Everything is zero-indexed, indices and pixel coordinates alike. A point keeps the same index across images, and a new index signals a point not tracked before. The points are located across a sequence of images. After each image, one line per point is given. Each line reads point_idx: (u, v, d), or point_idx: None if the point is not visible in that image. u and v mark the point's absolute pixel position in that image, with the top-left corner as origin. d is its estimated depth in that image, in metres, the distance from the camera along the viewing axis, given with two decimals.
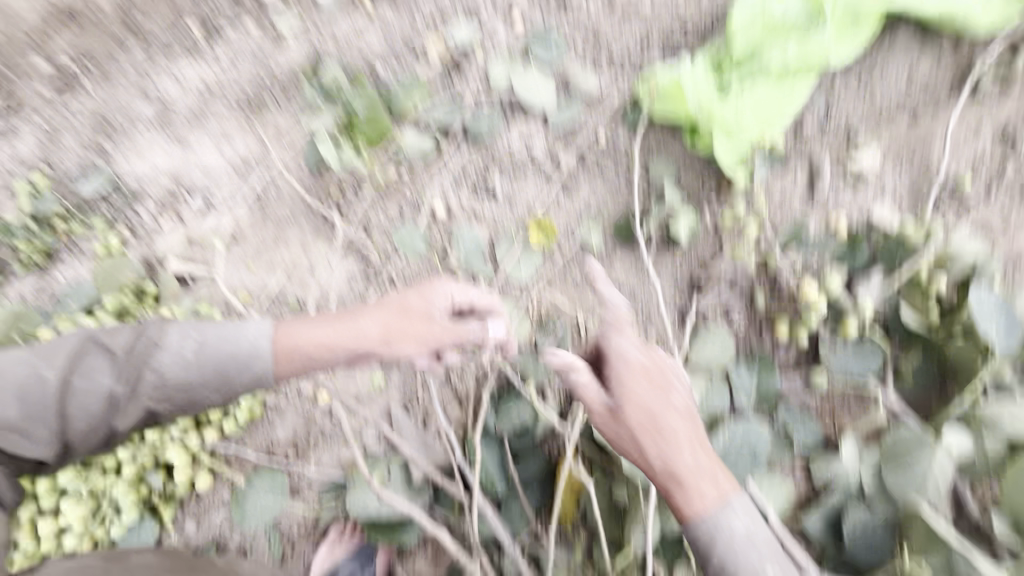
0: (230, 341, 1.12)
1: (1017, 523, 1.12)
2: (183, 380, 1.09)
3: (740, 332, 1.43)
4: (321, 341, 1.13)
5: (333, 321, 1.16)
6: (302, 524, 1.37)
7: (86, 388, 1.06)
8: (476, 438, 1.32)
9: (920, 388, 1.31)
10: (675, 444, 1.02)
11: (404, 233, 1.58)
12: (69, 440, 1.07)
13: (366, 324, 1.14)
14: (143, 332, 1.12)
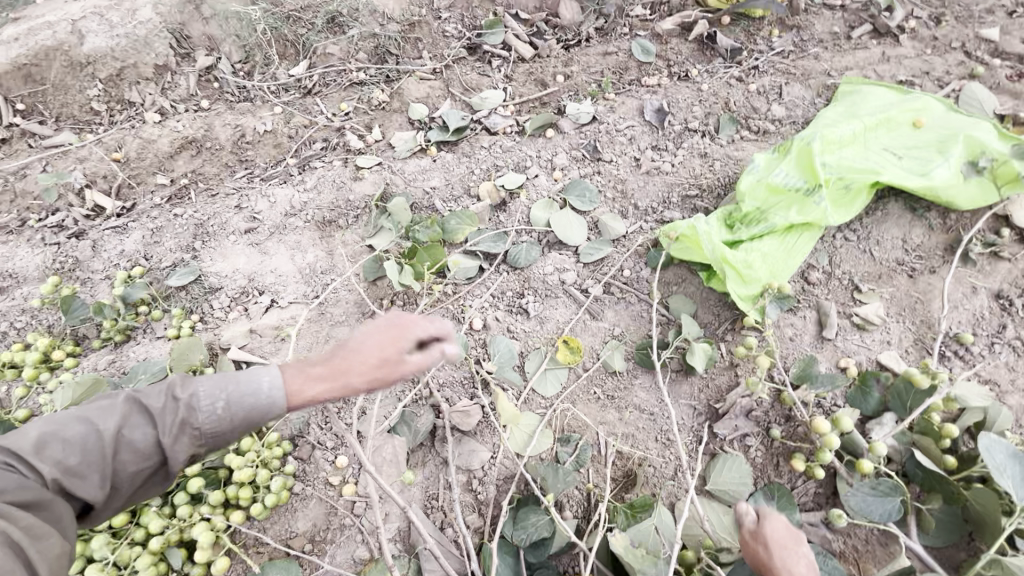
0: (248, 396, 1.13)
1: None
2: (223, 433, 1.12)
3: (757, 464, 1.47)
4: (321, 393, 1.16)
5: (320, 372, 1.17)
6: None
7: (137, 437, 1.08)
8: (491, 545, 1.31)
9: (946, 539, 1.28)
10: (799, 560, 1.10)
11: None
12: (121, 485, 1.08)
13: (353, 376, 1.15)
14: (177, 388, 1.12)
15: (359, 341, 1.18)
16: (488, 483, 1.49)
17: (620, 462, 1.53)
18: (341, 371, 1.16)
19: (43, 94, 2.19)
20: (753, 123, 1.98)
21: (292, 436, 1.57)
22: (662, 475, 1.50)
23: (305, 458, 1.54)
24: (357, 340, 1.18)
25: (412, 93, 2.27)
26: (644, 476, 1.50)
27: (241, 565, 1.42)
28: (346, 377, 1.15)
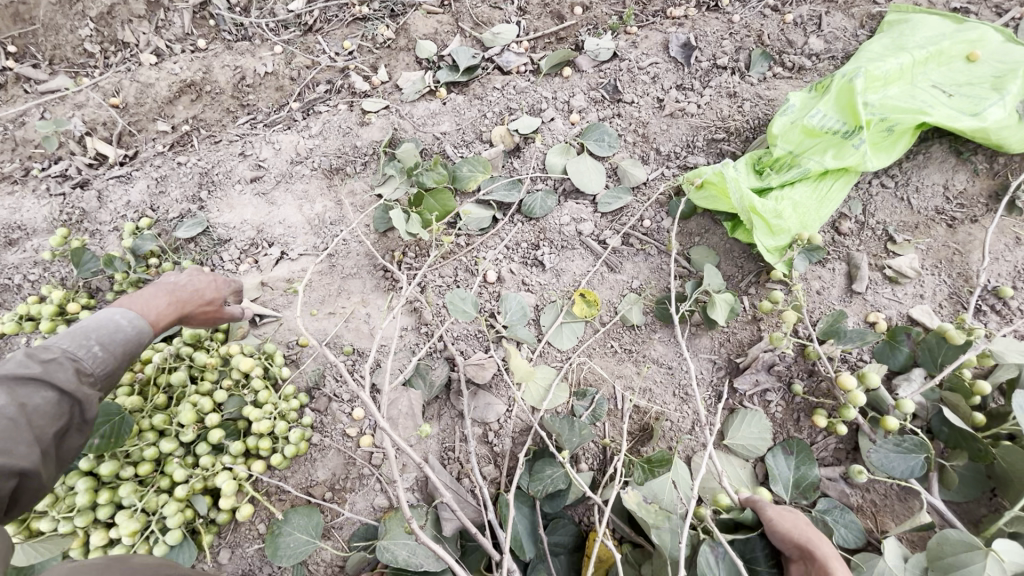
0: (111, 333, 1.21)
1: None
2: (109, 370, 1.19)
3: (776, 419, 1.45)
4: (171, 315, 1.35)
5: (161, 301, 1.34)
6: (330, 565, 1.42)
7: (40, 399, 1.03)
8: (509, 498, 1.30)
9: (968, 495, 1.26)
10: None
11: (457, 295, 1.62)
12: (46, 449, 1.02)
13: (190, 299, 1.40)
14: (36, 353, 1.07)
15: (185, 280, 1.41)
16: (503, 436, 1.50)
17: (637, 416, 1.51)
18: (183, 304, 1.38)
19: (34, 35, 2.07)
20: (788, 58, 1.82)
21: (310, 389, 1.59)
22: (678, 429, 1.49)
23: (322, 410, 1.57)
24: (174, 277, 1.41)
25: (419, 29, 2.12)
26: (660, 430, 1.48)
27: (264, 511, 1.46)
28: (188, 308, 1.39)
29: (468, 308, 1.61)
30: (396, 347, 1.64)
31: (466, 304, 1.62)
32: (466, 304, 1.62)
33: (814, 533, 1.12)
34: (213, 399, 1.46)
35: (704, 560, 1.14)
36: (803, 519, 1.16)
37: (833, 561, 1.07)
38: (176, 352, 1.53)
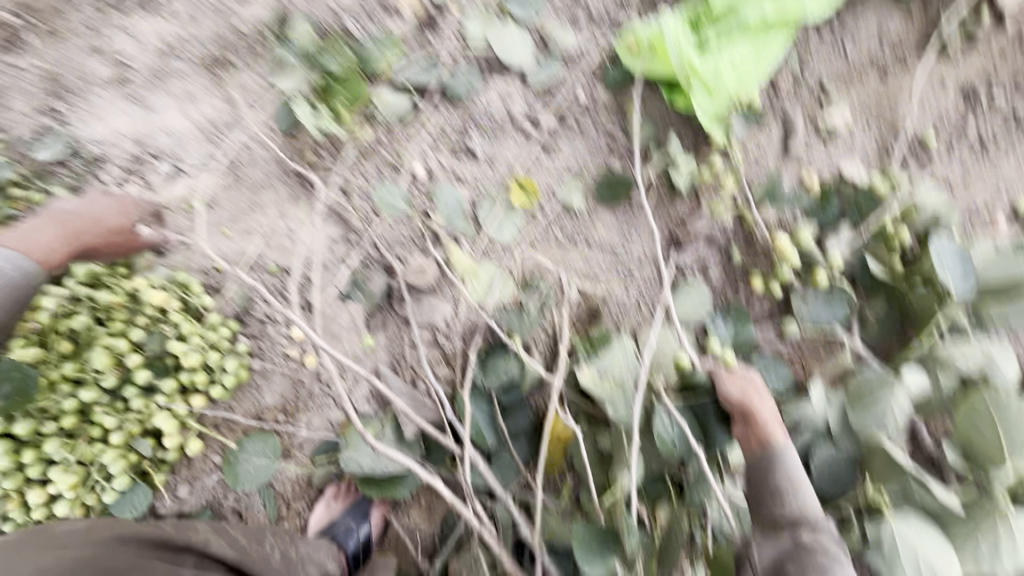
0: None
1: (965, 449, 1.15)
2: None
3: (716, 287, 1.49)
4: (63, 249, 1.29)
5: (50, 234, 1.28)
6: (295, 482, 1.40)
7: None
8: (464, 395, 1.34)
9: (884, 335, 1.37)
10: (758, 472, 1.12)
11: (386, 190, 1.52)
12: None
13: (86, 229, 1.32)
14: None
15: (82, 207, 1.33)
16: (454, 337, 1.46)
17: (584, 300, 1.51)
18: (77, 235, 1.31)
19: None
20: None
21: (239, 314, 1.46)
22: (625, 307, 1.50)
23: (257, 336, 1.46)
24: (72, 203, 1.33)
25: None
26: (607, 311, 1.49)
27: (216, 443, 1.41)
28: (85, 240, 1.32)
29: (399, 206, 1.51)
30: (327, 260, 1.52)
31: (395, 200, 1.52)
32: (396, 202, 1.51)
33: (761, 395, 1.18)
34: (129, 340, 1.34)
35: (661, 423, 1.18)
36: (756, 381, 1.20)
37: (772, 422, 1.14)
38: (73, 294, 1.35)
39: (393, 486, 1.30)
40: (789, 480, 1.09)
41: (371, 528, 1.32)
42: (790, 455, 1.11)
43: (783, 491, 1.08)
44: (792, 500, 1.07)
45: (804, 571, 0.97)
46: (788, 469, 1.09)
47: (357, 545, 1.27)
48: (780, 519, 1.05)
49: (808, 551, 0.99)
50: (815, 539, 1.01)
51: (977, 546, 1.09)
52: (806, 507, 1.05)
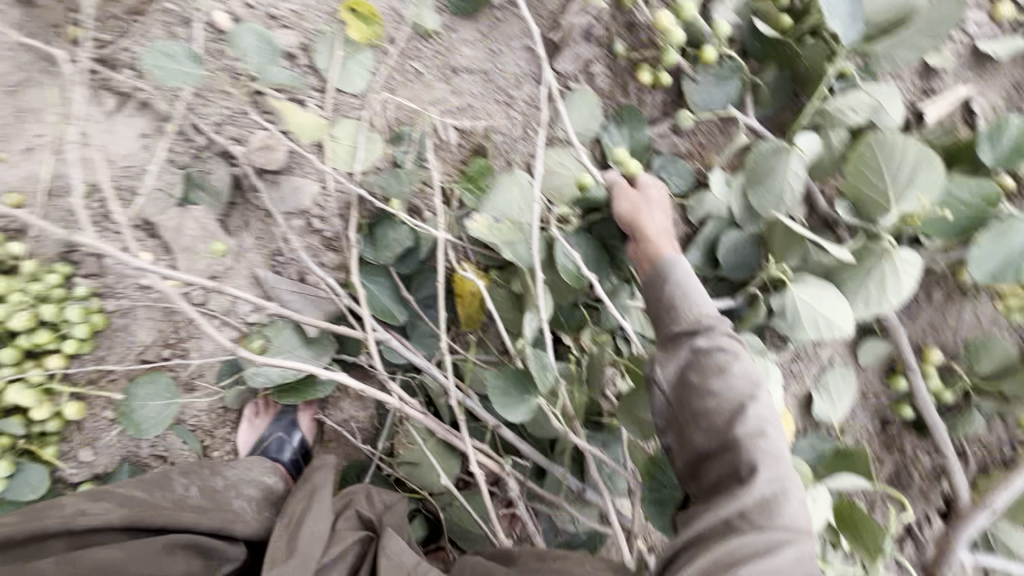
0: None
1: (855, 202, 1.16)
2: None
3: (605, 92, 1.33)
4: None
5: None
6: (209, 411, 1.29)
7: None
8: (354, 277, 1.18)
9: (777, 105, 1.30)
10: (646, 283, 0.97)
11: (161, 53, 1.08)
12: None
13: None
14: None
15: None
16: (330, 218, 1.28)
17: (465, 141, 1.33)
18: None
19: None
20: None
21: (63, 254, 1.20)
22: (512, 137, 1.33)
23: (97, 273, 1.21)
24: None
25: None
26: (493, 146, 1.32)
27: (100, 399, 1.24)
28: None
29: (191, 66, 1.10)
30: (143, 161, 1.20)
31: (181, 59, 1.09)
32: (185, 61, 1.09)
33: (651, 211, 1.04)
34: None
35: (561, 257, 1.11)
36: (654, 195, 1.07)
37: (661, 236, 0.98)
38: None
39: (311, 387, 1.23)
40: (687, 283, 0.84)
41: (303, 433, 1.27)
42: (678, 262, 0.87)
43: (683, 296, 0.82)
44: (690, 304, 0.81)
45: (701, 380, 0.73)
46: (679, 274, 0.85)
47: (293, 454, 1.22)
48: (677, 328, 0.80)
49: (710, 356, 0.75)
50: (719, 341, 0.77)
51: (864, 288, 1.15)
52: (701, 310, 0.80)
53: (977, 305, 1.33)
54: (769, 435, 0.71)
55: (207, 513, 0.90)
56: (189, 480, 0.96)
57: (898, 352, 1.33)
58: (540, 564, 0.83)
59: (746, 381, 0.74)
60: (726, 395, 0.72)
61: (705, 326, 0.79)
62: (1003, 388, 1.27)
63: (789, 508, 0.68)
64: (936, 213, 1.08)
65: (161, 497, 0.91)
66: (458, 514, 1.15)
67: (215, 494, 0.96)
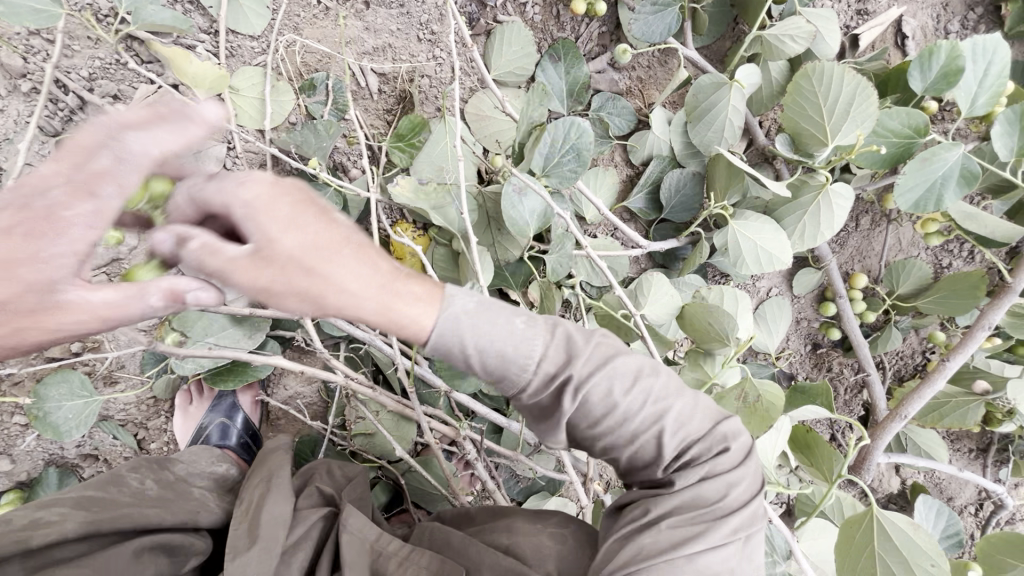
0: None
1: (794, 137, 1.16)
2: None
3: (538, 26, 1.23)
4: None
5: None
6: (138, 403, 1.19)
7: None
8: None
9: (714, 34, 1.24)
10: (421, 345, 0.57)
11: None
12: None
13: None
14: None
15: None
16: None
17: (388, 87, 1.20)
18: None
19: None
20: None
21: None
22: (439, 79, 1.22)
23: None
24: None
25: None
26: (418, 91, 1.21)
27: (6, 405, 1.10)
28: None
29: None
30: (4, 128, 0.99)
31: None
32: None
33: (335, 272, 0.50)
34: None
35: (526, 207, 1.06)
36: (294, 247, 0.49)
37: (389, 295, 0.53)
38: None
39: (249, 368, 1.15)
40: (491, 343, 0.56)
41: (246, 414, 1.21)
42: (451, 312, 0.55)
43: (503, 365, 0.57)
44: (524, 359, 0.57)
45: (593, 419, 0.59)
46: (471, 330, 0.56)
47: (240, 437, 1.18)
48: (530, 397, 0.59)
49: (586, 398, 0.58)
50: (586, 374, 0.58)
51: (799, 219, 1.17)
52: (540, 350, 0.57)
53: (897, 229, 1.40)
54: (681, 427, 0.61)
55: (170, 506, 0.82)
56: (141, 475, 0.87)
57: (829, 279, 1.39)
58: (497, 524, 0.81)
59: (632, 390, 0.60)
60: (623, 425, 0.59)
61: (558, 372, 0.58)
62: (919, 306, 1.35)
63: (717, 464, 0.61)
64: (869, 152, 1.09)
65: (119, 491, 0.80)
66: (418, 478, 1.15)
67: (173, 484, 0.89)
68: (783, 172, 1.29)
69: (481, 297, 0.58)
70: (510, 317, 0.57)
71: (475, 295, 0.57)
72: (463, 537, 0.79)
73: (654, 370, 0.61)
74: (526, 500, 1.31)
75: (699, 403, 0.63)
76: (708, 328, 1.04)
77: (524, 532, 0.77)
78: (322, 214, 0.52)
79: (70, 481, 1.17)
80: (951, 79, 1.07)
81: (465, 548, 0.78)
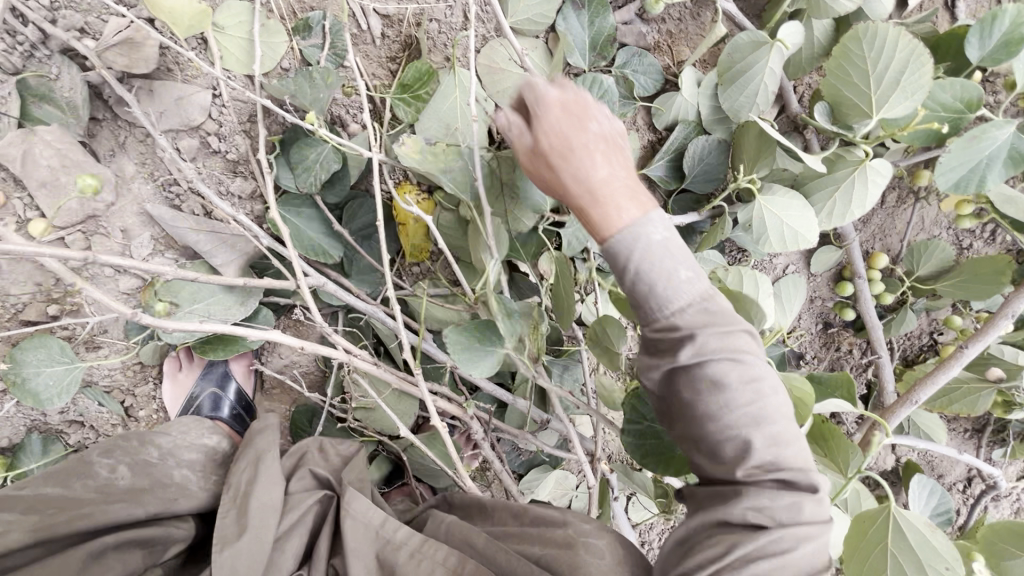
0: None
1: (833, 106, 1.07)
2: None
3: None
4: None
5: None
6: (124, 370, 1.12)
7: None
8: (271, 208, 0.96)
9: None
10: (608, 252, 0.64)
11: None
12: None
13: None
14: None
15: None
16: (231, 136, 1.05)
17: (392, 31, 1.08)
18: None
19: None
20: None
21: None
22: (448, 23, 1.10)
23: None
24: None
25: None
26: (425, 36, 1.09)
27: None
28: None
29: None
30: None
31: None
32: None
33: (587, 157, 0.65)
34: None
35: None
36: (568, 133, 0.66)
37: (609, 191, 0.64)
38: None
39: (240, 338, 1.08)
40: (649, 270, 0.61)
41: (239, 384, 1.18)
42: (639, 231, 0.62)
43: (648, 292, 0.62)
44: (663, 301, 0.61)
45: (699, 397, 0.60)
46: (638, 250, 0.62)
47: (233, 409, 1.15)
48: (652, 335, 0.63)
49: (703, 366, 0.59)
50: (709, 347, 0.59)
51: (829, 197, 1.10)
52: (685, 294, 0.61)
53: (923, 208, 1.33)
54: (778, 454, 0.60)
55: (142, 497, 0.78)
56: (114, 460, 0.81)
57: (849, 259, 1.34)
58: (524, 530, 0.77)
59: (749, 398, 0.59)
60: (724, 413, 0.59)
61: (684, 329, 0.61)
62: (938, 289, 1.31)
63: (800, 506, 0.59)
64: (928, 130, 1.01)
65: (81, 488, 0.76)
66: (420, 455, 1.12)
67: (149, 468, 0.82)
68: (814, 143, 1.21)
69: (670, 235, 0.63)
70: (678, 266, 0.62)
71: (668, 232, 0.62)
72: (488, 540, 0.76)
73: (774, 388, 0.61)
74: (527, 473, 1.29)
75: (798, 441, 0.62)
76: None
77: (564, 545, 0.72)
78: (592, 124, 0.67)
79: (56, 447, 1.12)
80: (1012, 49, 0.98)
81: (492, 554, 0.74)
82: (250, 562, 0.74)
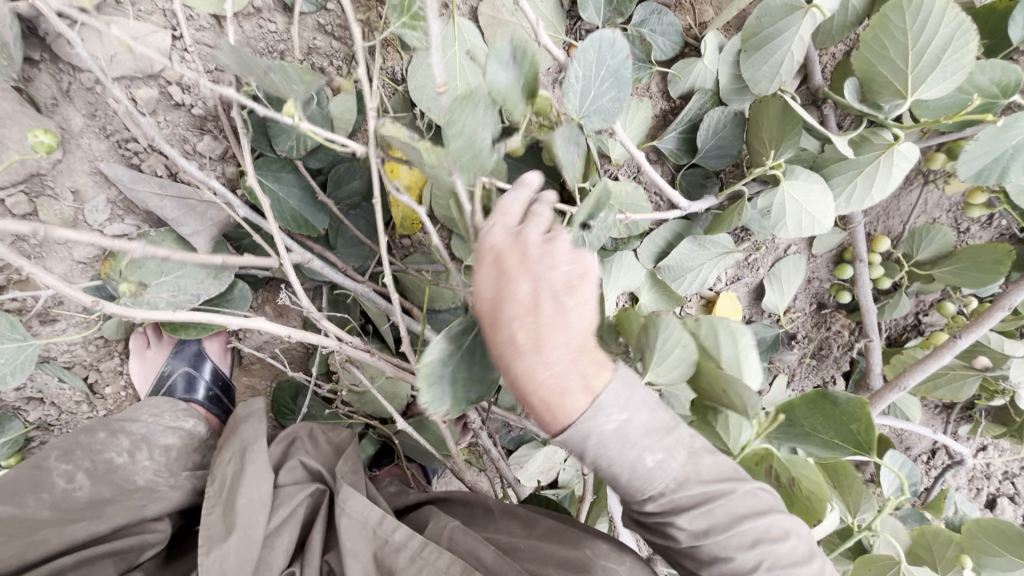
0: None
1: (864, 84, 0.99)
2: None
3: None
4: None
5: None
6: (86, 344, 1.03)
7: None
8: (246, 173, 0.84)
9: None
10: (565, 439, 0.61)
11: None
12: None
13: None
14: None
15: None
16: (197, 87, 0.91)
17: None
18: None
19: None
20: None
21: None
22: None
23: None
24: None
25: None
26: None
27: None
28: None
29: None
30: None
31: None
32: None
33: (534, 348, 0.59)
34: None
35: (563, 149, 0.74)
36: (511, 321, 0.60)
37: (558, 383, 0.59)
38: None
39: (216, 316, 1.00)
40: (612, 463, 0.61)
41: (214, 363, 1.13)
42: (590, 425, 0.59)
43: (614, 482, 0.63)
44: (640, 501, 0.63)
45: (705, 568, 0.65)
46: (597, 441, 0.60)
47: (208, 391, 1.09)
48: (637, 516, 0.67)
49: (700, 547, 0.63)
50: (700, 531, 0.63)
51: (850, 180, 1.04)
52: (659, 488, 0.62)
53: (929, 191, 1.30)
54: None
55: (102, 512, 0.71)
56: (71, 467, 0.75)
57: (852, 241, 1.32)
58: (535, 548, 0.75)
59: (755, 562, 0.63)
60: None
61: (661, 516, 0.63)
62: (934, 274, 1.29)
63: None
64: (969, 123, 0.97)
65: (34, 505, 0.70)
66: (412, 438, 1.09)
67: (111, 475, 0.77)
68: (831, 119, 1.15)
69: (627, 416, 0.61)
70: (643, 453, 0.61)
71: (622, 415, 0.61)
72: (496, 555, 0.73)
73: (780, 535, 0.64)
74: (517, 449, 1.29)
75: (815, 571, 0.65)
76: (721, 395, 0.79)
77: (579, 567, 0.70)
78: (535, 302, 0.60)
79: (13, 426, 1.02)
80: None
81: (500, 571, 0.71)
82: (239, 563, 0.69)
